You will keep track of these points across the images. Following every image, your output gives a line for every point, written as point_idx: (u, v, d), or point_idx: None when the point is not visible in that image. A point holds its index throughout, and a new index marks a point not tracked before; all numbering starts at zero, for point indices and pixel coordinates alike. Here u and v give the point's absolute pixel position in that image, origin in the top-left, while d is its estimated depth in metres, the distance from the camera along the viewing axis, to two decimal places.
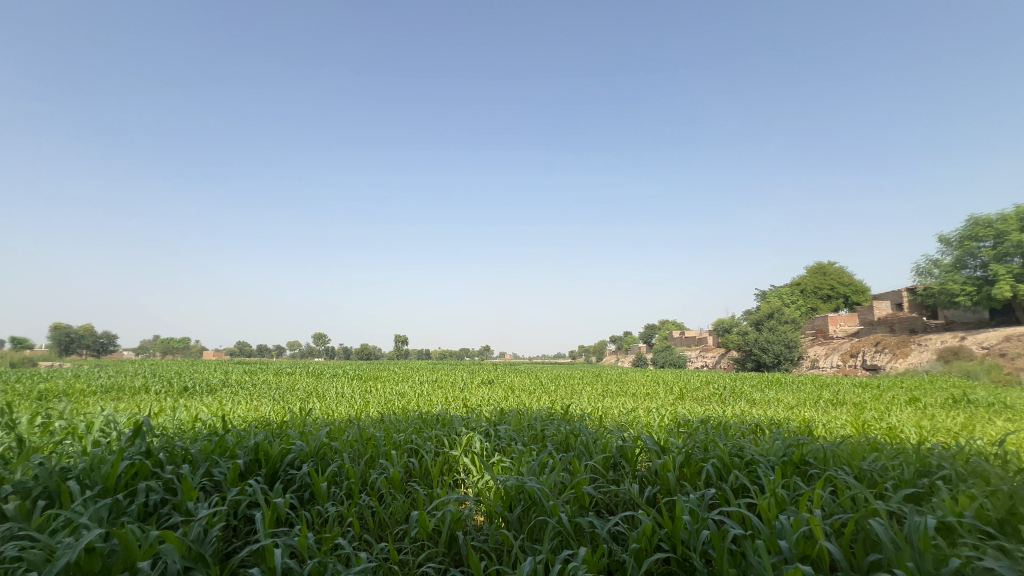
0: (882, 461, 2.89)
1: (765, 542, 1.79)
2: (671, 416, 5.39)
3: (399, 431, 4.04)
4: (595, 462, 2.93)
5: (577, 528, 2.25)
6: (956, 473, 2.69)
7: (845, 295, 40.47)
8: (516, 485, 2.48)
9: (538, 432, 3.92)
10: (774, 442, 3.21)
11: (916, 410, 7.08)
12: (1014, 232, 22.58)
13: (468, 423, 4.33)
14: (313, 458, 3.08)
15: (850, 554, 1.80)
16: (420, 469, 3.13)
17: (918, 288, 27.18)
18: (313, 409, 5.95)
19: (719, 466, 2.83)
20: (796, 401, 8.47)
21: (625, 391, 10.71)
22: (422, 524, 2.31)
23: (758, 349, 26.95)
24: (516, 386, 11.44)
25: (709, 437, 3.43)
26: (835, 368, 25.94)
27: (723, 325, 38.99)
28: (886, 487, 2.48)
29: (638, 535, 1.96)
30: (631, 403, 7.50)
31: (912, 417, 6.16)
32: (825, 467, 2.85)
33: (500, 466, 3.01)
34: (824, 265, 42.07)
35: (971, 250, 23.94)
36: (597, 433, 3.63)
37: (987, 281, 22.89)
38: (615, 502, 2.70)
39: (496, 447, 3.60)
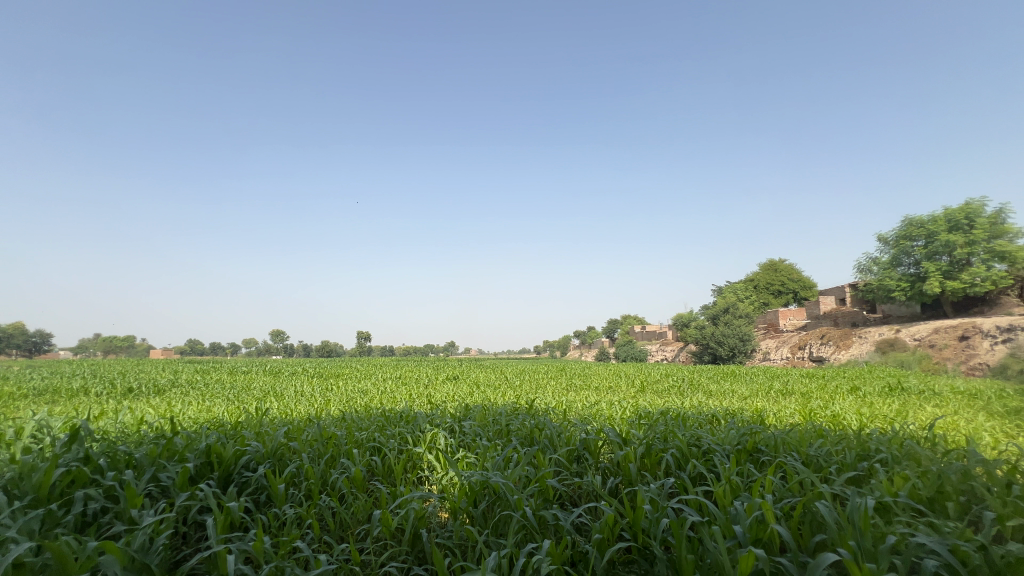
0: (827, 447, 3.07)
1: (721, 526, 1.87)
2: (632, 408, 5.57)
3: (361, 429, 3.96)
4: (559, 455, 2.97)
5: (542, 520, 2.27)
6: (893, 456, 2.90)
7: (794, 291, 42.71)
8: (481, 480, 2.47)
9: (503, 427, 3.93)
10: (729, 432, 3.34)
11: (857, 398, 7.58)
12: (944, 233, 24.31)
13: (432, 420, 4.30)
14: (270, 459, 2.98)
15: (798, 534, 1.90)
16: (383, 467, 3.09)
17: (859, 284, 28.91)
18: (272, 409, 5.75)
19: (677, 456, 2.92)
20: (749, 392, 8.86)
21: (589, 384, 10.95)
22: (385, 523, 2.27)
23: (714, 343, 28.02)
24: (481, 382, 11.47)
25: (669, 428, 3.54)
26: (785, 360, 27.42)
27: (682, 320, 40.41)
28: (831, 472, 2.64)
29: (600, 526, 1.99)
30: (594, 397, 7.63)
31: (853, 405, 6.56)
32: (776, 453, 2.99)
33: (465, 462, 3.01)
34: (776, 262, 44.17)
35: (906, 250, 25.59)
36: (561, 427, 3.67)
37: (919, 278, 24.65)
38: (578, 494, 2.75)
39: (461, 444, 3.58)
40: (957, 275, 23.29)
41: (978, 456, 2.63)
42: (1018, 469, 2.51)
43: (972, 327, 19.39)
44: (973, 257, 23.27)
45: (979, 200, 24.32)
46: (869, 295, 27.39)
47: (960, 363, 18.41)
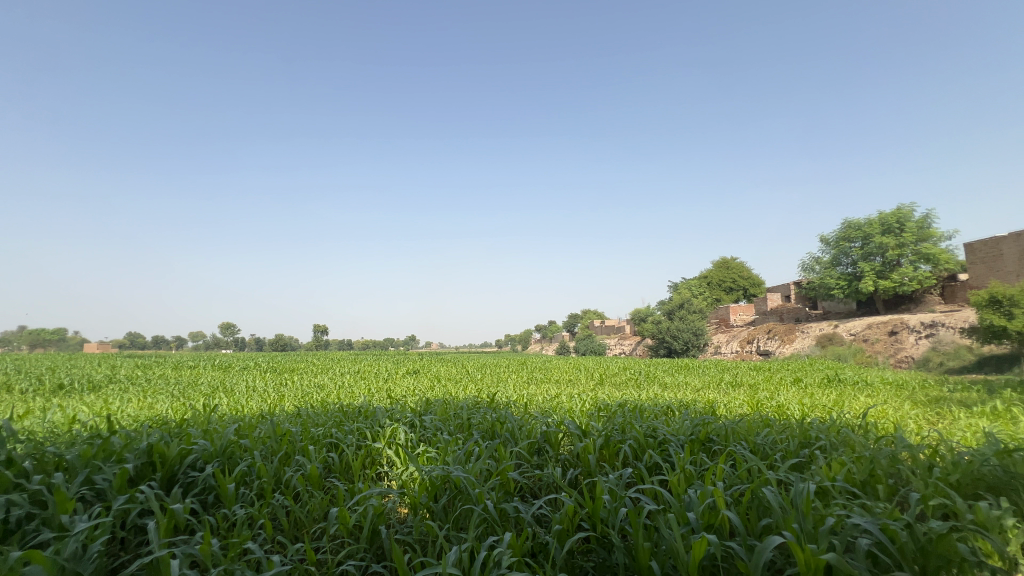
0: (772, 436, 3.23)
1: (676, 514, 1.93)
2: (591, 401, 5.70)
3: (318, 425, 3.84)
4: (520, 448, 3.00)
5: (503, 513, 2.28)
6: (830, 443, 3.10)
7: (744, 288, 44.76)
8: (442, 476, 2.45)
9: (465, 421, 3.92)
10: (684, 423, 3.47)
11: (799, 390, 8.08)
12: (878, 235, 25.96)
13: (392, 414, 4.22)
14: (219, 458, 2.84)
15: (746, 519, 2.00)
16: (340, 464, 3.02)
17: (803, 282, 30.60)
18: (220, 405, 5.48)
19: (635, 447, 3.00)
20: (702, 385, 9.25)
21: (550, 378, 11.12)
22: (343, 521, 2.21)
23: (670, 337, 28.96)
24: (442, 376, 11.39)
25: (627, 420, 3.64)
26: (735, 354, 28.76)
27: (639, 315, 41.55)
28: (776, 459, 2.79)
29: (561, 517, 2.02)
30: (554, 391, 7.72)
31: (797, 396, 6.95)
32: (726, 443, 3.14)
33: (425, 456, 2.98)
34: (728, 260, 46.11)
35: (844, 250, 27.21)
36: (522, 420, 3.70)
37: (856, 277, 26.38)
38: (539, 486, 2.78)
39: (421, 439, 3.55)
40: (889, 275, 25.05)
41: (905, 442, 2.86)
42: (937, 452, 2.75)
43: (901, 323, 20.93)
44: (902, 258, 25.08)
45: (909, 205, 26.14)
46: (811, 292, 29.04)
47: (889, 356, 19.86)
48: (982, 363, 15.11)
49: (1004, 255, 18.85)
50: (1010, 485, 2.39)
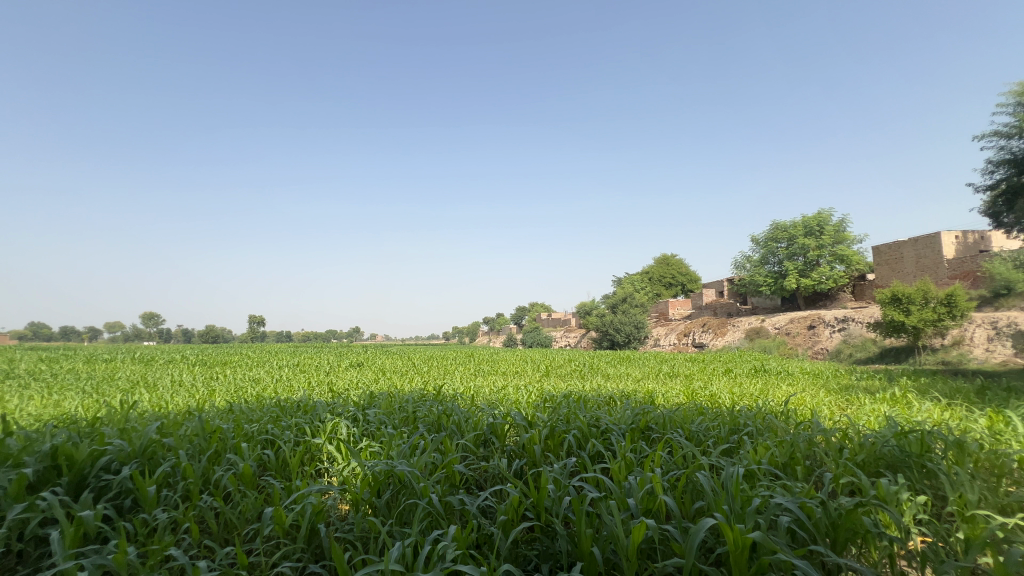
0: (705, 423, 3.43)
1: (617, 501, 1.99)
2: (537, 392, 5.79)
3: (252, 422, 3.63)
4: (466, 440, 2.99)
5: (447, 506, 2.26)
6: (756, 428, 3.34)
7: (682, 284, 47.00)
8: (385, 470, 2.40)
9: (410, 414, 3.86)
10: (625, 412, 3.60)
11: (729, 380, 8.63)
12: (800, 237, 28.02)
13: (333, 408, 4.08)
14: (138, 459, 2.61)
15: (681, 503, 2.10)
16: (277, 461, 2.89)
17: (735, 279, 32.59)
18: (140, 401, 5.05)
19: (578, 437, 3.08)
20: (642, 375, 9.67)
21: (497, 370, 11.18)
22: (278, 521, 2.10)
23: (613, 330, 29.96)
24: (387, 368, 11.16)
25: (571, 410, 3.72)
26: (673, 346, 30.30)
27: (585, 309, 42.61)
28: (709, 445, 2.95)
29: (506, 507, 2.03)
30: (501, 382, 7.76)
31: (727, 385, 7.44)
32: (664, 431, 3.29)
33: (368, 451, 2.90)
34: (668, 256, 48.26)
35: (772, 249, 29.14)
36: (468, 412, 3.69)
37: (781, 275, 28.39)
38: (484, 478, 2.80)
39: (364, 434, 3.45)
40: (809, 274, 27.21)
41: (820, 427, 3.13)
42: (847, 435, 3.03)
43: (818, 318, 22.83)
44: (821, 259, 27.31)
45: (827, 210, 28.42)
46: (742, 289, 31.03)
47: (808, 348, 21.63)
48: (884, 354, 16.83)
49: (905, 258, 20.98)
50: (906, 462, 2.69)
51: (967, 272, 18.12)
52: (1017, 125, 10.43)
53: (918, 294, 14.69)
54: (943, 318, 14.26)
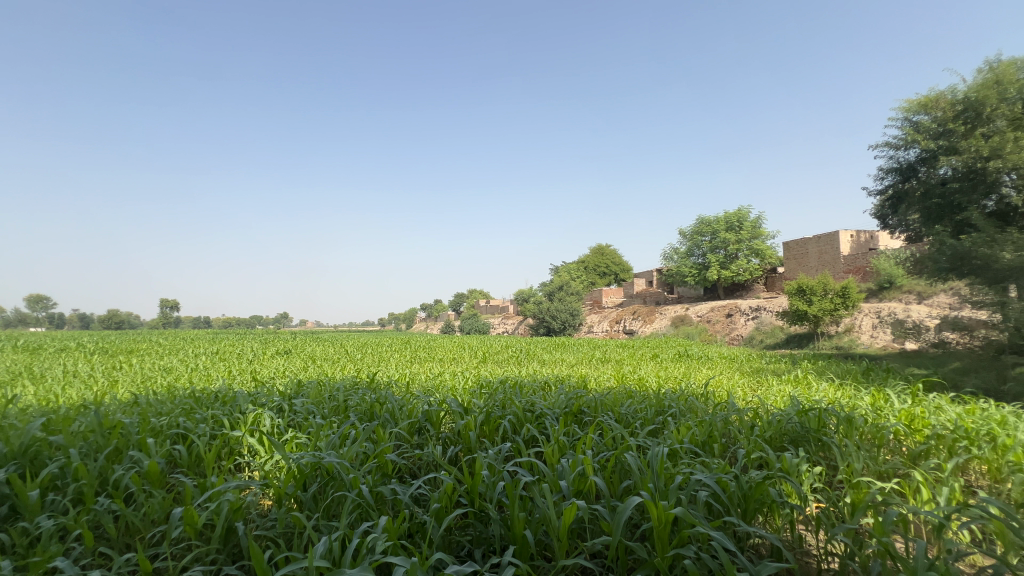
0: (634, 406, 3.60)
1: (550, 483, 2.03)
2: (473, 378, 5.82)
3: (160, 415, 3.31)
4: (400, 429, 2.92)
5: (379, 497, 2.19)
6: (680, 409, 3.56)
7: (615, 273, 48.86)
8: (312, 462, 2.28)
9: (341, 403, 3.71)
10: (559, 397, 3.69)
11: (656, 364, 9.16)
12: (722, 231, 30.01)
13: (256, 398, 3.82)
14: (17, 461, 2.30)
15: (610, 482, 2.18)
16: (189, 456, 2.67)
17: (663, 269, 34.39)
18: (22, 395, 4.44)
19: (514, 422, 3.11)
20: (576, 361, 10.00)
21: (433, 356, 11.05)
22: (189, 521, 1.92)
23: (549, 317, 30.68)
24: (317, 355, 10.66)
25: (507, 396, 3.75)
26: (605, 333, 31.60)
27: (523, 297, 43.17)
28: (637, 427, 3.10)
29: (440, 495, 2.00)
30: (437, 369, 7.69)
31: (654, 369, 7.90)
32: (595, 414, 3.41)
33: (294, 443, 2.75)
34: (603, 246, 49.89)
35: (697, 243, 30.95)
36: (403, 400, 3.61)
37: (704, 267, 30.33)
38: (418, 466, 2.75)
39: (290, 425, 3.27)
40: (729, 266, 29.30)
41: (734, 407, 3.40)
42: (758, 414, 3.31)
43: (735, 307, 24.73)
44: (739, 253, 29.42)
45: (746, 207, 30.61)
46: (669, 279, 32.81)
47: (725, 334, 23.38)
48: (789, 340, 18.64)
49: (809, 253, 23.16)
50: (805, 437, 2.99)
51: (859, 267, 20.46)
52: (903, 137, 11.82)
53: (820, 286, 16.34)
54: (838, 308, 15.96)
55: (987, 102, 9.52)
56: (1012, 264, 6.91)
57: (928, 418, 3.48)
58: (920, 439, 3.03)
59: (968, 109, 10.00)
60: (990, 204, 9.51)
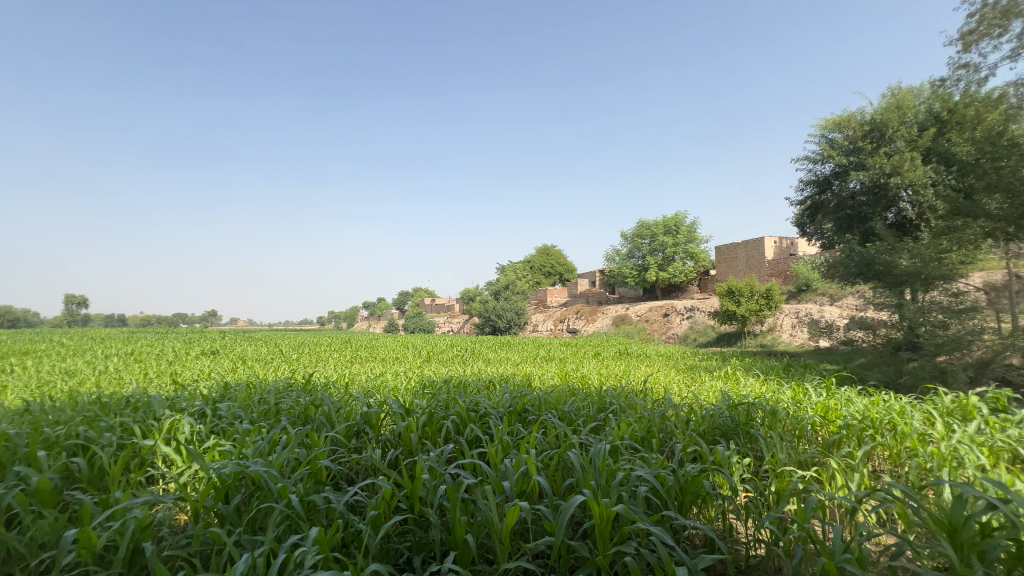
0: (577, 403, 3.65)
1: (493, 485, 1.99)
2: (417, 378, 5.68)
3: (55, 424, 2.94)
4: (336, 433, 2.77)
5: (311, 506, 2.05)
6: (620, 406, 3.66)
7: (560, 274, 49.80)
8: (236, 472, 2.10)
9: (272, 406, 3.47)
10: (504, 395, 3.67)
11: (598, 362, 9.43)
12: (661, 235, 31.36)
13: (174, 403, 3.49)
14: None
15: (553, 481, 2.18)
16: (90, 470, 2.38)
17: (605, 270, 35.46)
18: None
19: (457, 422, 3.04)
20: (520, 360, 10.07)
21: (375, 356, 10.71)
22: (85, 543, 1.70)
23: (495, 316, 30.71)
24: (249, 356, 10.00)
25: (451, 396, 3.67)
26: (550, 332, 32.11)
27: (468, 296, 42.93)
28: (581, 425, 3.14)
29: (377, 502, 1.90)
30: (379, 369, 7.45)
31: (595, 367, 8.12)
32: (539, 412, 3.42)
33: (217, 451, 2.53)
34: (548, 247, 50.71)
35: (637, 245, 32.13)
36: (340, 401, 3.44)
37: (644, 269, 31.59)
38: (355, 472, 2.63)
39: (213, 431, 3.01)
40: (666, 268, 30.71)
41: (672, 403, 3.53)
42: (693, 410, 3.45)
43: (671, 307, 25.95)
44: (676, 256, 30.91)
45: (682, 213, 32.20)
46: (611, 279, 33.89)
47: (662, 333, 24.47)
48: (720, 338, 19.84)
49: (738, 258, 24.76)
50: (735, 430, 3.15)
51: (781, 271, 22.19)
52: (820, 152, 12.79)
53: (747, 288, 17.42)
54: (763, 308, 17.17)
55: (890, 124, 10.78)
56: (909, 269, 7.71)
57: (840, 409, 3.79)
58: (833, 429, 3.30)
59: (874, 130, 11.23)
60: (890, 216, 10.83)
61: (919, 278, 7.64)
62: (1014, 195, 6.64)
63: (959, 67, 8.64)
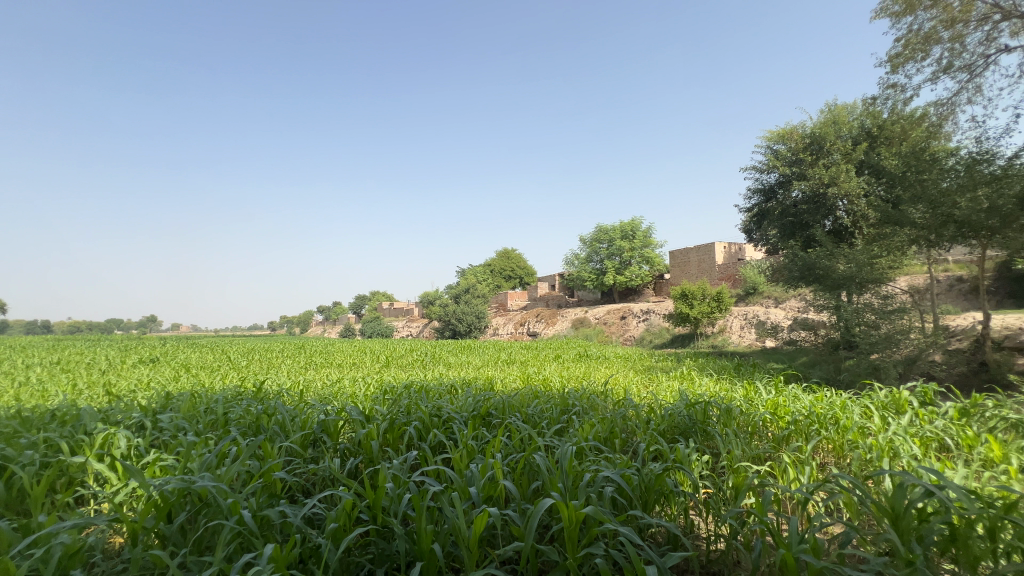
0: (540, 406, 3.65)
1: (459, 491, 1.94)
2: (376, 383, 5.52)
3: None
4: (291, 443, 2.64)
5: (264, 521, 1.94)
6: (583, 407, 3.69)
7: (520, 277, 50.05)
8: (180, 488, 1.95)
9: (220, 416, 3.27)
10: (467, 399, 3.62)
11: (559, 365, 9.52)
12: (618, 239, 32.11)
13: (107, 416, 3.22)
14: None
15: (519, 484, 2.15)
16: (8, 493, 2.14)
17: (565, 274, 35.93)
18: None
19: (420, 428, 2.97)
20: (482, 363, 10.02)
21: (332, 362, 10.36)
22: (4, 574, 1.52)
23: (455, 320, 30.44)
24: (193, 364, 9.44)
25: (412, 401, 3.58)
26: (510, 335, 32.19)
27: (428, 300, 42.36)
28: (545, 428, 3.13)
29: (337, 514, 1.81)
30: (336, 375, 7.20)
31: (557, 370, 8.20)
32: (503, 416, 3.39)
33: (158, 466, 2.35)
34: (509, 250, 50.84)
35: (595, 250, 32.75)
36: (295, 410, 3.28)
37: (602, 272, 32.23)
38: (312, 483, 2.52)
39: (153, 446, 2.80)
40: (623, 272, 31.45)
41: (633, 403, 3.59)
42: (653, 410, 3.53)
43: (628, 309, 26.59)
44: (632, 260, 31.73)
45: (638, 218, 33.11)
46: (570, 283, 34.32)
47: (620, 335, 25.04)
48: (674, 340, 20.53)
49: (691, 262, 25.70)
50: (693, 428, 3.25)
51: (730, 275, 23.23)
52: (765, 162, 13.50)
53: (699, 291, 18.09)
54: (714, 311, 17.90)
55: (827, 137, 11.44)
56: (846, 273, 8.12)
57: (788, 406, 3.99)
58: (782, 425, 3.47)
59: (813, 143, 11.90)
60: (828, 224, 11.57)
61: (854, 283, 8.13)
62: (936, 206, 7.18)
63: (888, 87, 9.35)
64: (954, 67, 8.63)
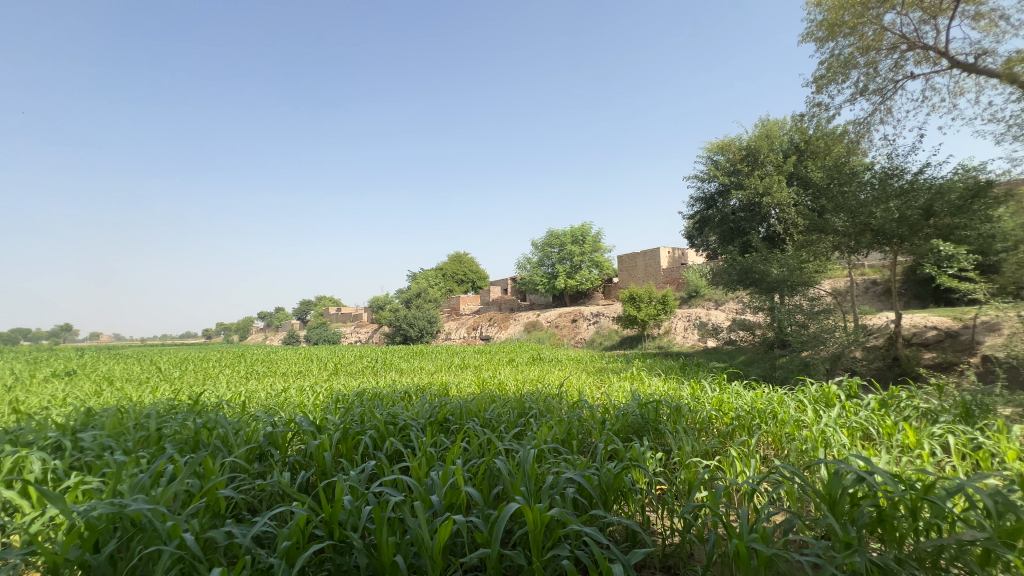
0: (497, 410, 3.64)
1: (420, 500, 1.90)
2: (325, 392, 5.32)
3: None
4: (236, 458, 2.48)
5: (208, 543, 1.81)
6: (540, 410, 3.72)
7: (472, 281, 49.90)
8: (111, 512, 1.78)
9: (152, 432, 3.02)
10: (422, 406, 3.55)
11: (513, 368, 9.55)
12: (569, 244, 32.74)
13: (16, 437, 2.88)
14: None
15: (481, 490, 2.13)
16: None
17: (517, 277, 36.21)
18: None
19: (376, 437, 2.88)
20: (435, 368, 9.90)
21: (276, 370, 9.86)
22: None
23: (405, 325, 29.83)
24: (117, 376, 8.67)
25: (365, 409, 3.47)
26: (463, 339, 31.98)
27: (377, 304, 41.30)
28: (504, 432, 3.13)
29: (290, 530, 1.72)
30: (280, 384, 6.85)
31: (511, 373, 8.23)
32: (460, 421, 3.35)
33: (81, 490, 2.14)
34: (461, 254, 50.54)
35: (547, 254, 33.23)
36: (238, 422, 3.09)
37: (553, 276, 32.73)
38: (261, 499, 2.38)
39: (74, 468, 2.54)
40: (574, 275, 32.08)
41: (588, 404, 3.66)
42: (608, 410, 3.61)
43: (579, 312, 27.16)
44: (583, 264, 32.45)
45: (588, 223, 33.93)
46: (522, 286, 34.58)
47: (571, 338, 25.52)
48: (623, 341, 21.19)
49: (638, 266, 26.63)
50: (646, 427, 3.36)
51: (675, 279, 24.29)
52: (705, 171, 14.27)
53: (646, 294, 18.76)
54: (659, 313, 18.65)
55: (761, 150, 12.27)
56: (778, 276, 8.65)
57: (731, 402, 4.21)
58: (727, 420, 3.65)
59: (749, 155, 12.71)
60: (763, 230, 12.38)
61: (786, 285, 8.62)
62: (855, 215, 7.91)
63: (813, 106, 10.15)
64: (868, 90, 9.51)
